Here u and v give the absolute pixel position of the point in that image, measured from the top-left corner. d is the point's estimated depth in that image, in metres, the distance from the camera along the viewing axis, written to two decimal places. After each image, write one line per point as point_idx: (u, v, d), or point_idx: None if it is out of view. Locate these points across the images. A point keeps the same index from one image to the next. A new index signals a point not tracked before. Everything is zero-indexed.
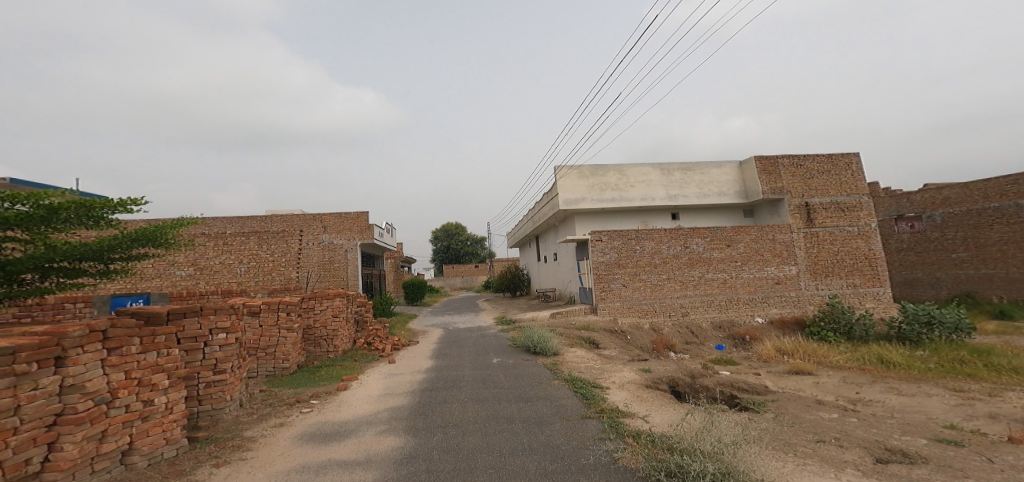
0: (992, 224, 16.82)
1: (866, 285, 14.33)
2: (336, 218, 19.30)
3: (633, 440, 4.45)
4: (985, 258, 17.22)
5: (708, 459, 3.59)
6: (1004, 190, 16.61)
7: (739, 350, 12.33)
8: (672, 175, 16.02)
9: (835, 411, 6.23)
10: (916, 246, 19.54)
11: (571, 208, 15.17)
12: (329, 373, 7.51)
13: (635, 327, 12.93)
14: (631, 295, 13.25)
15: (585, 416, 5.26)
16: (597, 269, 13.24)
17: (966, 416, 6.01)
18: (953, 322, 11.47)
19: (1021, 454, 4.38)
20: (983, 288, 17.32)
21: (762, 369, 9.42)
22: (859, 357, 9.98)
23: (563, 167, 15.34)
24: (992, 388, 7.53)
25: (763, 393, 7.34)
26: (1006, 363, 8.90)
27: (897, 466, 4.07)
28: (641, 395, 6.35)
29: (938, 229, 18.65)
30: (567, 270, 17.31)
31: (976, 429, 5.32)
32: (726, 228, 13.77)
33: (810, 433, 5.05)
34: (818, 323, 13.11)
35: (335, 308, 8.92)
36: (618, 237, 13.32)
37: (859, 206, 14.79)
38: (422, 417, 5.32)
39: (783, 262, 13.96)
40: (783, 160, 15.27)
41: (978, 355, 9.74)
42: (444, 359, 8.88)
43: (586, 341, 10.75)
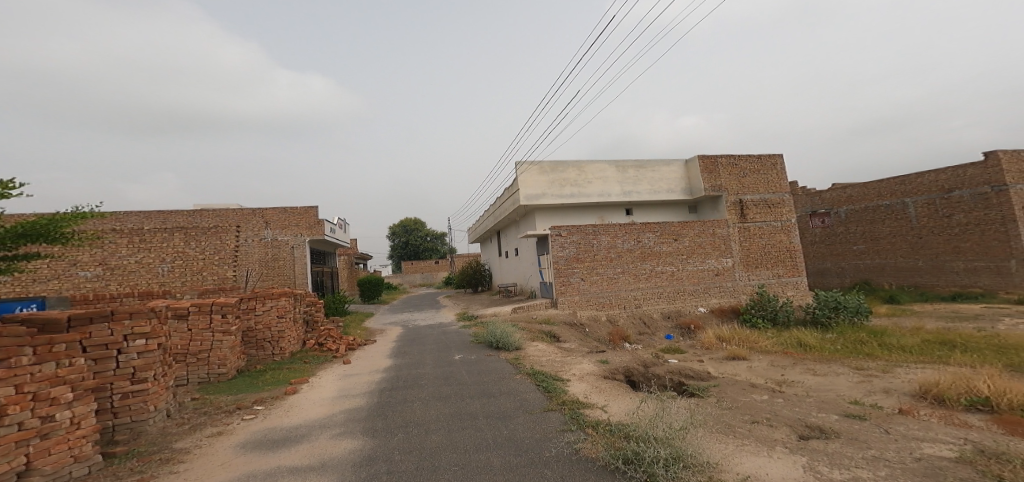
0: (885, 219, 18.84)
1: (787, 275, 15.54)
2: (281, 213, 18.35)
3: (591, 430, 4.58)
4: (879, 250, 19.21)
5: (660, 445, 3.78)
6: (894, 190, 18.63)
7: (685, 339, 12.99)
8: (627, 172, 16.51)
9: (766, 393, 6.73)
10: (827, 239, 21.34)
11: (531, 204, 15.27)
12: (275, 377, 7.17)
13: (593, 319, 13.27)
14: (589, 288, 13.57)
15: (547, 409, 5.35)
16: (556, 263, 13.40)
17: (867, 391, 6.70)
18: (855, 307, 12.78)
19: (911, 424, 4.94)
20: (876, 275, 19.37)
21: (704, 356, 9.98)
22: (783, 342, 10.82)
23: (523, 162, 15.37)
24: (887, 365, 8.44)
25: (706, 380, 7.78)
26: (896, 343, 10.01)
27: (816, 441, 4.47)
28: (600, 386, 6.54)
29: (843, 224, 20.52)
30: (528, 265, 17.47)
31: (874, 403, 5.95)
32: (673, 222, 14.43)
33: (745, 415, 5.42)
34: (750, 310, 14.07)
35: (280, 308, 8.50)
36: (576, 232, 13.56)
37: (783, 203, 15.95)
38: (381, 417, 5.20)
39: (721, 255, 14.84)
40: (722, 159, 16.15)
41: (875, 335, 10.87)
42: (404, 357, 8.72)
43: (547, 335, 10.90)
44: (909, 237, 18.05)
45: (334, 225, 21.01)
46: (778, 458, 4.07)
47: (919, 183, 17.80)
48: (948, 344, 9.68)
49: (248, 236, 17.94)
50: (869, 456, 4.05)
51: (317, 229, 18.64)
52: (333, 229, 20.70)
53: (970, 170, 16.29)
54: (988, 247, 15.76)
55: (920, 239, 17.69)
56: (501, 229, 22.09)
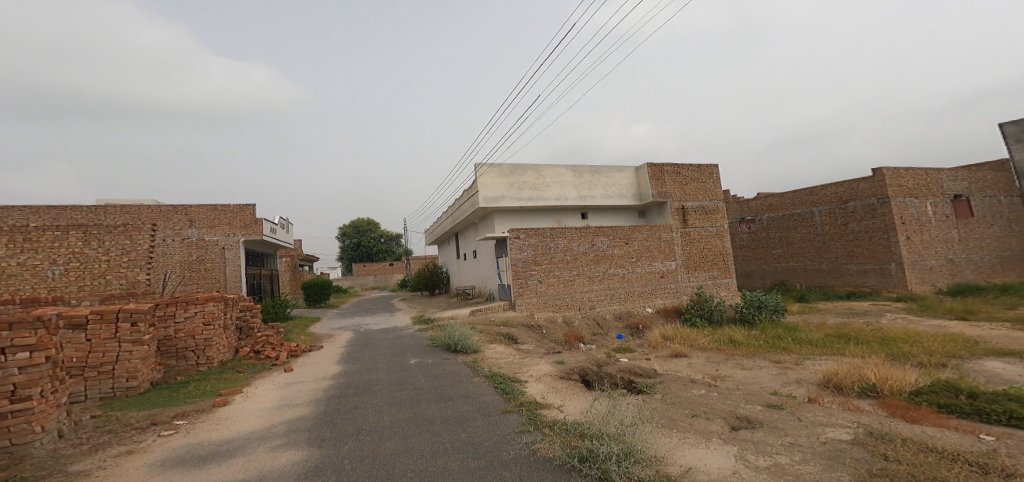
0: (796, 227, 20.66)
1: (722, 277, 16.59)
2: (210, 212, 17.24)
3: (549, 430, 4.67)
4: (793, 253, 20.98)
5: (613, 441, 3.94)
6: (803, 200, 20.40)
7: (636, 338, 13.47)
8: (583, 176, 16.83)
9: (704, 387, 7.13)
10: (753, 244, 22.85)
11: (490, 206, 15.23)
12: (198, 389, 6.72)
13: (550, 321, 13.46)
14: (546, 290, 13.75)
15: (505, 411, 5.38)
16: (515, 266, 13.46)
17: (784, 382, 7.28)
18: (774, 305, 13.89)
19: (821, 411, 5.43)
20: (791, 277, 21.18)
21: (652, 355, 10.43)
22: (718, 338, 11.54)
23: (483, 164, 15.33)
24: (799, 358, 9.18)
25: (654, 377, 8.11)
26: (806, 337, 10.95)
27: (746, 431, 4.81)
28: (556, 387, 6.66)
29: (765, 230, 22.14)
30: (486, 267, 17.46)
31: (789, 393, 6.48)
32: (624, 227, 15.01)
33: (686, 409, 5.73)
34: (690, 310, 14.86)
35: (205, 314, 7.98)
36: (534, 235, 13.70)
37: (717, 210, 16.97)
38: (330, 426, 5.02)
39: (666, 258, 15.58)
40: (668, 167, 16.93)
41: (788, 331, 11.88)
42: (353, 363, 8.44)
43: (505, 337, 10.93)
44: (816, 242, 19.93)
45: (275, 225, 20.00)
46: (716, 448, 4.34)
47: (823, 194, 19.70)
48: (846, 338, 10.74)
49: (168, 236, 16.64)
50: (787, 442, 4.42)
51: (253, 228, 17.66)
52: (273, 228, 19.70)
53: (860, 185, 18.34)
54: (874, 252, 17.99)
55: (823, 244, 19.65)
56: (458, 231, 21.91)
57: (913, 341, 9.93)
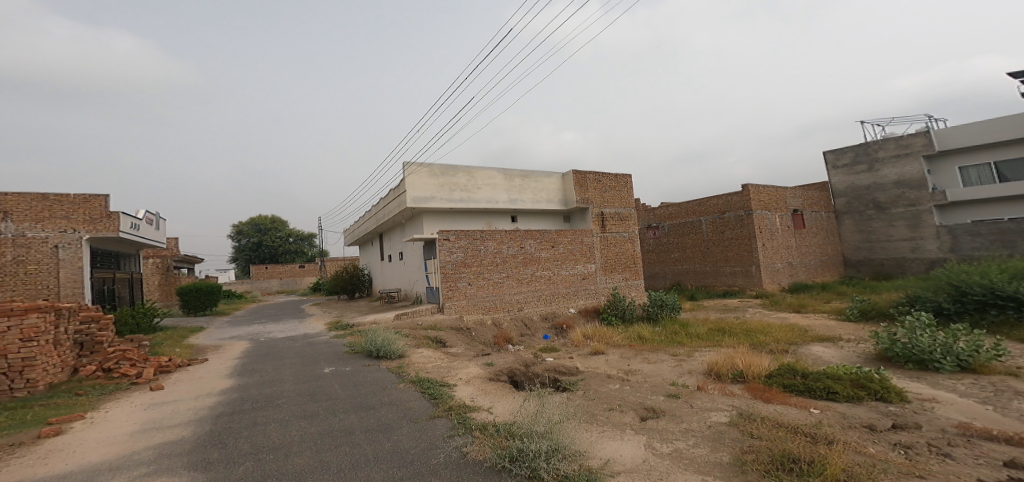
0: (690, 234, 22.72)
1: (633, 279, 17.74)
2: (37, 200, 13.25)
3: (479, 433, 4.72)
4: (688, 256, 22.94)
5: (542, 440, 4.09)
6: (695, 209, 22.40)
7: (560, 338, 13.91)
8: (513, 180, 17.06)
9: (618, 382, 7.62)
10: (657, 247, 24.61)
11: (419, 207, 14.94)
12: (21, 418, 5.80)
13: (479, 323, 13.48)
14: (475, 293, 13.77)
15: (433, 416, 5.33)
16: (444, 268, 13.31)
17: (684, 373, 8.01)
18: (672, 304, 15.41)
19: (712, 397, 6.06)
20: (685, 278, 23.14)
21: (574, 353, 10.90)
22: (630, 335, 12.38)
23: (412, 163, 15.00)
24: (693, 350, 10.18)
25: (576, 374, 8.49)
26: (696, 331, 12.14)
27: (652, 420, 5.24)
28: (485, 389, 6.72)
29: (666, 236, 23.98)
30: (413, 269, 17.09)
31: (683, 383, 7.16)
32: (551, 231, 15.56)
33: (603, 403, 6.07)
34: (606, 310, 15.71)
35: (27, 328, 6.92)
36: (464, 237, 13.68)
37: (629, 216, 18.11)
38: (221, 446, 4.65)
39: (587, 261, 16.35)
40: (591, 175, 17.72)
41: (682, 326, 13.13)
42: (250, 376, 7.84)
43: (433, 340, 10.80)
44: (705, 248, 22.09)
45: (139, 220, 16.53)
46: (631, 439, 4.68)
47: (709, 205, 21.80)
48: (723, 330, 12.10)
49: None
50: (684, 428, 4.88)
51: (103, 223, 14.03)
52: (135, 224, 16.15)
53: (732, 198, 20.71)
54: (742, 256, 20.39)
55: (710, 249, 21.85)
56: (384, 232, 21.20)
57: (767, 332, 11.50)
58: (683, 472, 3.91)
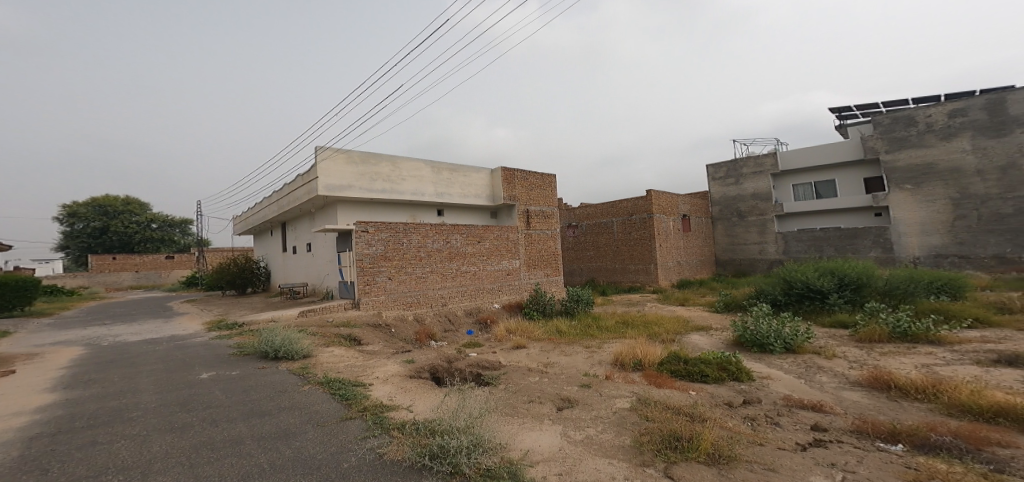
0: (603, 234, 24.07)
1: (553, 275, 18.37)
2: None
3: (397, 432, 4.64)
4: (602, 254, 24.22)
5: (463, 435, 4.12)
6: (609, 210, 23.69)
7: (484, 333, 13.95)
8: (442, 173, 16.77)
9: (538, 374, 7.86)
10: (575, 245, 25.61)
11: (333, 195, 14.11)
12: None
13: (399, 319, 13.07)
14: (396, 287, 13.33)
15: (345, 418, 5.14)
16: (361, 261, 12.64)
17: (595, 363, 8.50)
18: (587, 299, 16.21)
19: (619, 385, 6.51)
20: (599, 275, 24.38)
21: (497, 348, 11.05)
22: (551, 329, 12.82)
23: (327, 148, 14.10)
24: (603, 342, 10.83)
25: (499, 369, 8.60)
26: (606, 324, 12.89)
27: (568, 410, 5.49)
28: (405, 387, 6.59)
29: (583, 235, 25.09)
30: (324, 263, 16.17)
31: (593, 373, 7.61)
32: (477, 226, 15.62)
33: (524, 396, 6.24)
34: (529, 305, 16.09)
35: None
36: (385, 230, 13.13)
37: (552, 215, 18.69)
38: (44, 472, 4.04)
39: (511, 257, 16.65)
40: (518, 173, 17.99)
41: (594, 319, 13.92)
42: (92, 387, 6.88)
43: (345, 338, 10.37)
44: (616, 247, 23.46)
45: None
46: (548, 429, 4.88)
47: (620, 207, 23.15)
48: (630, 322, 13.01)
49: None
50: (594, 415, 5.19)
51: None
52: None
53: (641, 202, 22.27)
54: (643, 254, 22.18)
55: (620, 248, 23.24)
56: (288, 221, 19.71)
57: (660, 322, 12.64)
58: (592, 458, 4.15)
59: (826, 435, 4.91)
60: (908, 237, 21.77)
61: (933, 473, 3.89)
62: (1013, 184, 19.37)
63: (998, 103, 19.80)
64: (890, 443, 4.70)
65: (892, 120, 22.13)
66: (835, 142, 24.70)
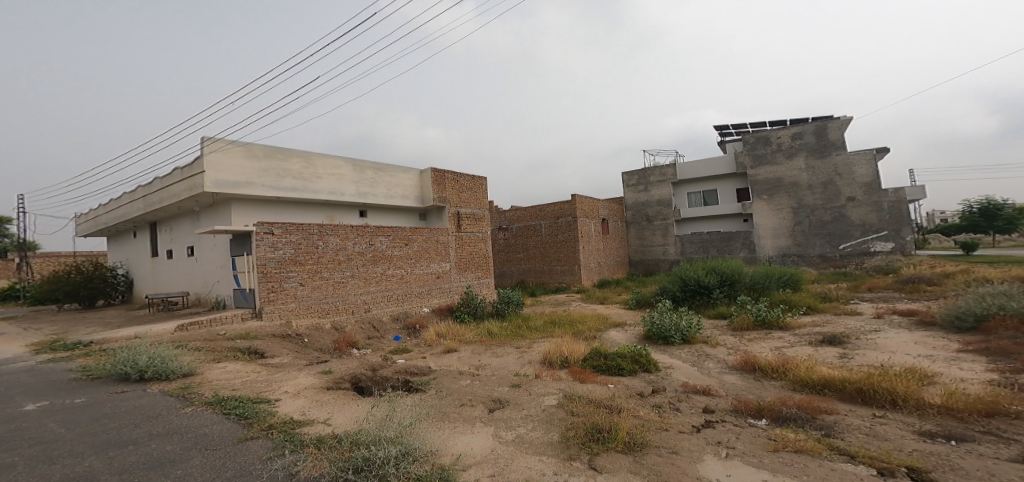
0: (532, 236, 24.61)
1: (484, 277, 18.47)
2: None
3: (313, 448, 4.40)
4: (532, 256, 24.72)
5: (391, 445, 4.00)
6: (538, 213, 24.25)
7: (412, 338, 13.61)
8: (364, 172, 16.13)
9: (469, 377, 7.85)
10: (505, 247, 25.81)
11: (226, 192, 12.60)
12: None
13: (314, 328, 12.25)
14: (310, 294, 12.34)
15: (246, 438, 4.76)
16: (264, 267, 11.39)
17: (526, 363, 8.67)
18: (517, 300, 16.49)
19: (547, 383, 6.69)
20: (528, 276, 24.85)
21: (426, 353, 10.85)
22: (481, 331, 12.88)
23: (218, 141, 12.57)
24: (533, 341, 11.11)
25: (427, 374, 8.43)
26: (536, 324, 13.21)
27: (499, 411, 5.54)
28: (322, 400, 6.25)
29: (513, 237, 25.40)
30: (211, 268, 14.33)
31: (523, 372, 7.76)
32: (405, 227, 15.23)
33: (455, 400, 6.20)
34: (460, 308, 15.98)
35: None
36: (296, 231, 12.10)
37: (483, 217, 18.77)
38: None
39: (442, 259, 16.48)
40: (449, 174, 17.82)
41: (524, 320, 14.18)
42: None
43: (243, 351, 9.62)
44: (545, 248, 24.10)
45: None
46: (479, 431, 4.89)
47: (547, 210, 23.80)
48: (558, 321, 13.42)
49: None
50: (524, 415, 5.27)
51: None
52: None
53: (566, 205, 23.12)
54: (568, 255, 23.05)
55: (549, 249, 23.90)
56: (160, 221, 17.11)
57: (585, 321, 13.21)
58: (524, 456, 4.23)
59: (714, 416, 5.46)
60: (765, 240, 25.52)
61: (785, 443, 4.51)
62: (831, 197, 23.80)
63: (823, 130, 23.98)
64: (756, 418, 5.40)
65: (753, 139, 25.79)
66: (713, 157, 27.75)
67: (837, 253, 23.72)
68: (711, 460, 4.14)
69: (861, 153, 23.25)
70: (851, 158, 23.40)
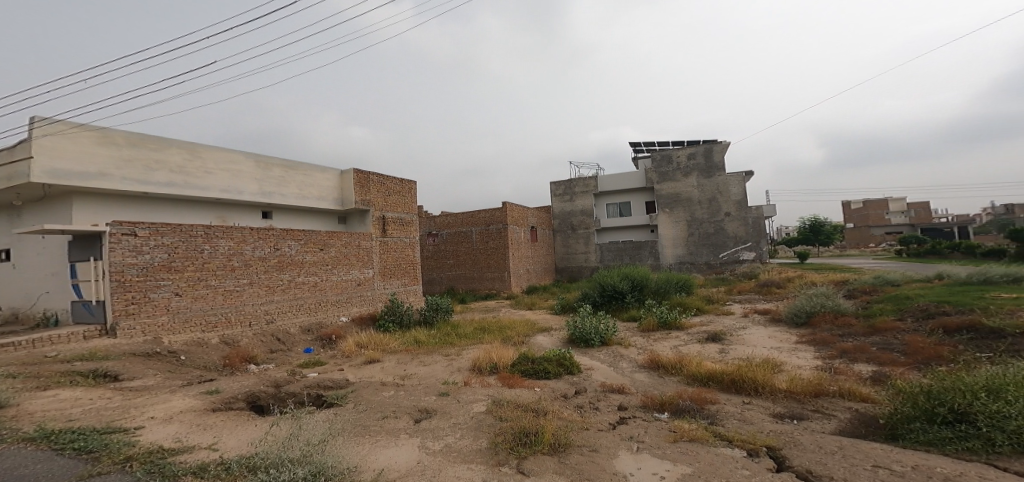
0: (461, 242, 24.50)
1: (411, 283, 18.00)
2: None
3: (199, 477, 4.00)
4: (461, 263, 24.55)
5: (298, 466, 3.73)
6: (468, 219, 24.20)
7: (326, 350, 12.63)
8: (270, 169, 13.94)
9: (392, 388, 7.58)
10: (435, 253, 25.20)
11: (70, 185, 9.67)
12: None
13: (197, 344, 10.65)
14: (190, 305, 10.72)
15: (95, 473, 4.14)
16: (117, 272, 9.60)
17: (455, 370, 8.57)
18: (444, 306, 16.18)
19: (475, 390, 6.66)
20: (457, 282, 24.64)
21: (343, 365, 10.29)
22: (406, 340, 12.48)
23: (57, 119, 9.60)
24: (461, 348, 11.05)
25: (343, 387, 7.97)
26: (465, 331, 13.16)
27: (425, 421, 5.42)
28: (200, 424, 5.70)
29: (442, 243, 25.00)
30: (35, 276, 11.43)
31: (452, 380, 7.65)
32: (320, 232, 14.38)
33: (377, 412, 5.95)
34: (383, 316, 15.32)
35: None
36: (172, 233, 10.52)
37: (410, 222, 18.31)
38: None
39: (363, 266, 15.82)
40: (373, 176, 16.92)
41: (453, 327, 13.99)
42: None
43: (88, 374, 8.03)
44: (474, 255, 24.13)
45: None
46: (403, 444, 4.74)
47: (478, 217, 23.88)
48: (487, 328, 13.44)
49: None
50: (453, 423, 5.22)
51: None
52: None
53: (496, 212, 23.38)
54: (499, 262, 23.28)
55: (478, 255, 23.95)
56: None
57: (514, 326, 13.38)
58: (452, 466, 4.18)
59: (627, 412, 5.82)
60: (666, 248, 27.72)
61: (684, 433, 4.92)
62: (714, 212, 26.60)
63: (709, 152, 26.73)
64: (659, 412, 5.84)
65: (656, 157, 28.02)
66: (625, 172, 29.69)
67: (718, 260, 26.50)
68: (624, 455, 4.40)
69: (735, 174, 26.28)
70: (728, 178, 26.33)
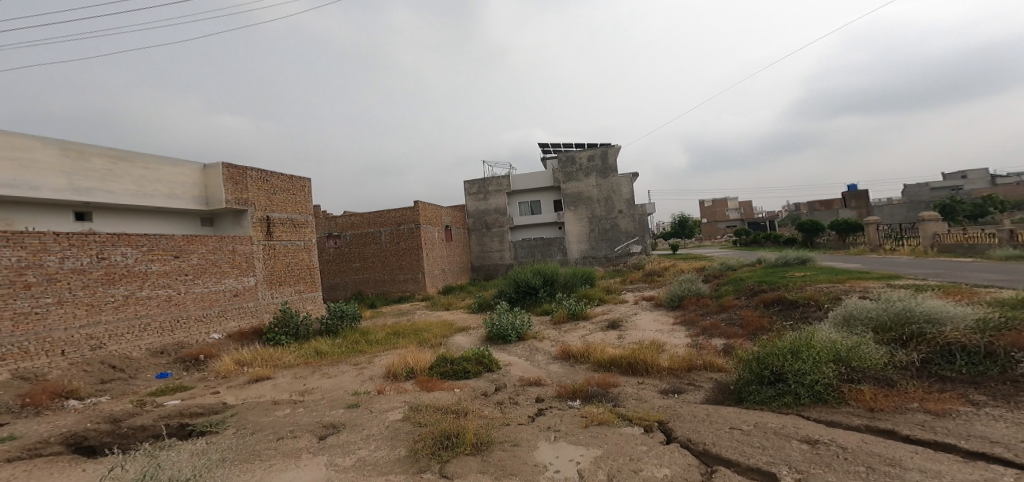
0: (368, 244, 23.30)
1: (308, 291, 16.23)
2: None
3: None
4: (369, 266, 23.36)
5: None
6: (376, 220, 23.10)
7: (189, 374, 10.30)
8: (89, 158, 10.37)
9: (288, 406, 6.92)
10: (337, 258, 23.65)
11: None
12: None
13: None
14: None
15: None
16: None
17: (365, 380, 8.10)
18: (352, 313, 15.32)
19: (388, 398, 6.36)
20: (364, 287, 23.40)
21: (220, 387, 9.07)
22: (304, 353, 11.47)
23: None
24: (371, 356, 10.50)
25: (218, 412, 6.98)
26: (376, 337, 12.55)
27: (331, 437, 5.06)
28: None
29: (347, 245, 23.52)
30: None
31: (363, 390, 7.24)
32: (176, 236, 11.52)
33: (271, 434, 5.41)
34: (273, 329, 13.48)
35: None
36: None
37: (306, 224, 16.47)
38: None
39: (242, 273, 13.37)
40: (252, 171, 14.23)
41: (363, 335, 13.20)
42: None
43: None
44: (382, 257, 23.13)
45: None
46: (303, 465, 4.37)
47: (386, 218, 22.93)
48: (400, 333, 12.90)
49: None
50: (366, 435, 4.95)
51: None
52: None
53: (408, 212, 22.67)
54: (411, 264, 22.61)
55: (387, 257, 23.04)
56: None
57: (430, 329, 13.06)
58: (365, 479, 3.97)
59: (545, 404, 6.01)
60: (571, 244, 29.22)
61: (596, 418, 5.21)
62: (609, 209, 28.69)
63: (605, 155, 28.72)
64: (572, 400, 6.12)
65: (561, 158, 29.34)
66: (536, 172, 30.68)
67: (614, 254, 28.59)
68: (544, 446, 4.54)
69: (624, 175, 28.52)
70: (619, 179, 28.53)
